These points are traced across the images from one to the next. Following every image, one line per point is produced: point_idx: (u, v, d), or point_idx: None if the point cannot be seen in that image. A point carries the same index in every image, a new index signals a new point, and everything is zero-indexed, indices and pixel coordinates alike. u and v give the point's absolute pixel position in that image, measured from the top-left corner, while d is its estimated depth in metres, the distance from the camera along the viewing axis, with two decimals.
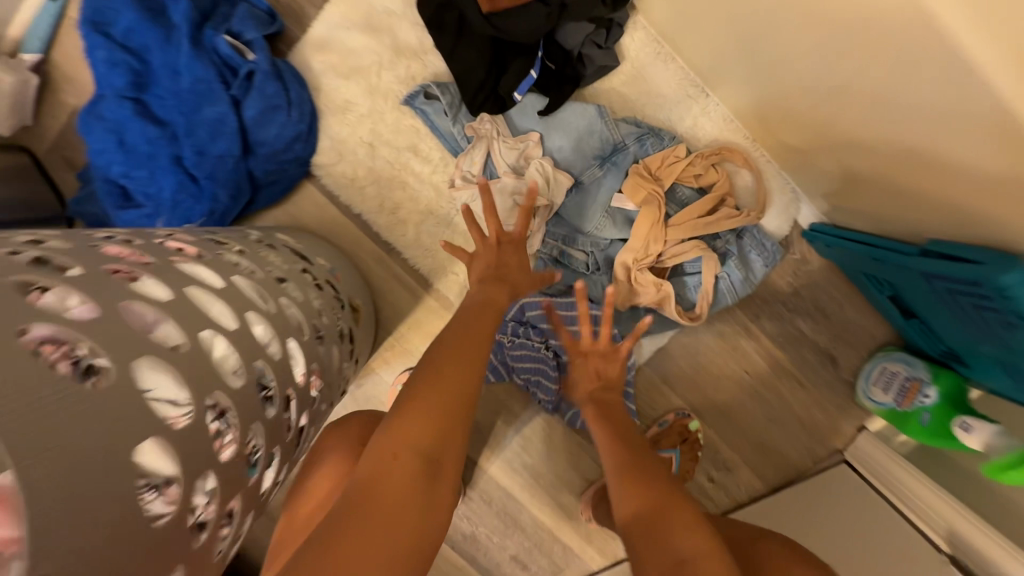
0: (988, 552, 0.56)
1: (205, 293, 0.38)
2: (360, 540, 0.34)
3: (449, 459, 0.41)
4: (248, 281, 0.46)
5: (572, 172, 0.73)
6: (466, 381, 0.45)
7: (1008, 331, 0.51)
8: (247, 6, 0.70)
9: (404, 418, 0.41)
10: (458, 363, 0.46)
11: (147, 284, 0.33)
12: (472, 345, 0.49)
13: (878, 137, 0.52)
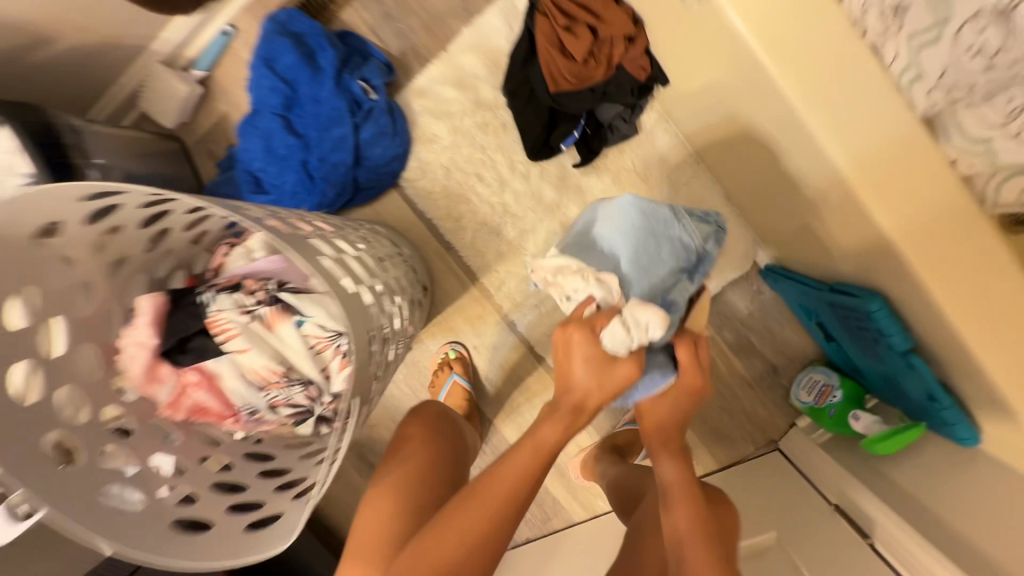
0: (863, 504, 0.78)
1: (346, 260, 0.68)
2: None
3: None
4: (364, 258, 0.75)
5: (663, 288, 0.68)
6: (473, 522, 0.55)
7: (874, 343, 0.76)
8: (373, 61, 0.95)
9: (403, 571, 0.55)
10: (471, 495, 0.57)
11: (320, 249, 0.64)
12: (504, 476, 0.57)
13: (798, 214, 0.78)
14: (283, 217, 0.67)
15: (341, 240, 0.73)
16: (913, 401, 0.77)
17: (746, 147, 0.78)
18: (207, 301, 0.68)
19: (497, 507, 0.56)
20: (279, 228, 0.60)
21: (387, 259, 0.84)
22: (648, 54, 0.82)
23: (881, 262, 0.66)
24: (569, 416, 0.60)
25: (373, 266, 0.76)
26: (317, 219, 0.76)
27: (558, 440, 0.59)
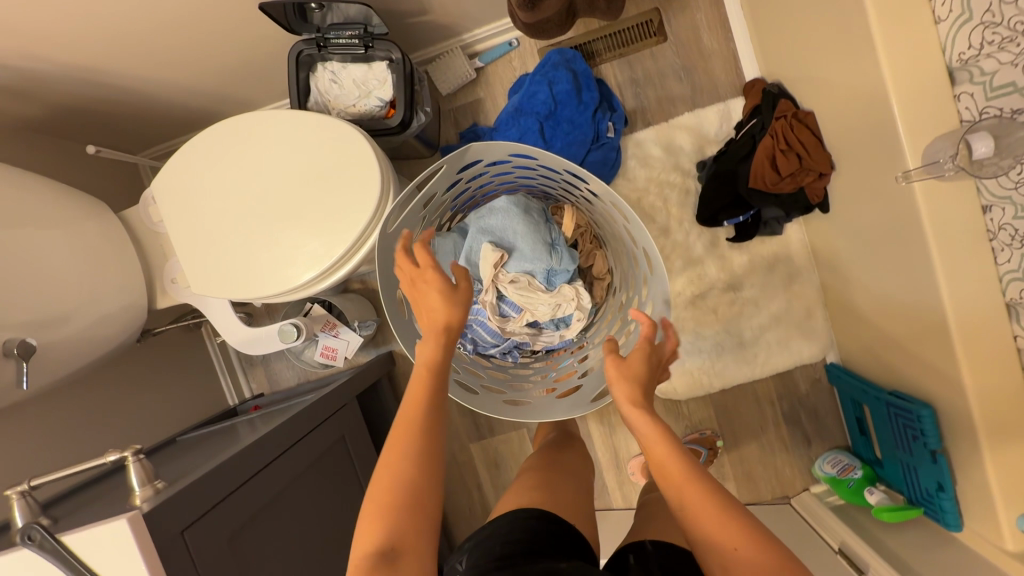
0: (862, 553, 1.08)
1: (639, 246, 0.89)
2: (413, 525, 0.58)
3: (421, 494, 0.59)
4: (634, 247, 0.93)
5: (541, 235, 0.98)
6: (388, 468, 0.60)
7: (912, 439, 1.06)
8: (618, 111, 1.24)
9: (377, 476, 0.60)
10: (400, 428, 0.63)
11: (638, 232, 0.87)
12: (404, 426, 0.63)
13: (887, 335, 1.09)
14: (607, 196, 0.88)
15: (629, 227, 0.90)
16: (925, 489, 1.07)
17: (869, 275, 1.08)
18: (512, 255, 0.98)
19: (402, 450, 0.61)
20: (622, 210, 0.87)
21: (620, 255, 1.03)
22: (825, 184, 1.12)
23: (946, 386, 0.97)
24: (437, 334, 0.68)
25: (634, 252, 0.95)
26: (602, 200, 0.92)
27: (437, 353, 0.68)
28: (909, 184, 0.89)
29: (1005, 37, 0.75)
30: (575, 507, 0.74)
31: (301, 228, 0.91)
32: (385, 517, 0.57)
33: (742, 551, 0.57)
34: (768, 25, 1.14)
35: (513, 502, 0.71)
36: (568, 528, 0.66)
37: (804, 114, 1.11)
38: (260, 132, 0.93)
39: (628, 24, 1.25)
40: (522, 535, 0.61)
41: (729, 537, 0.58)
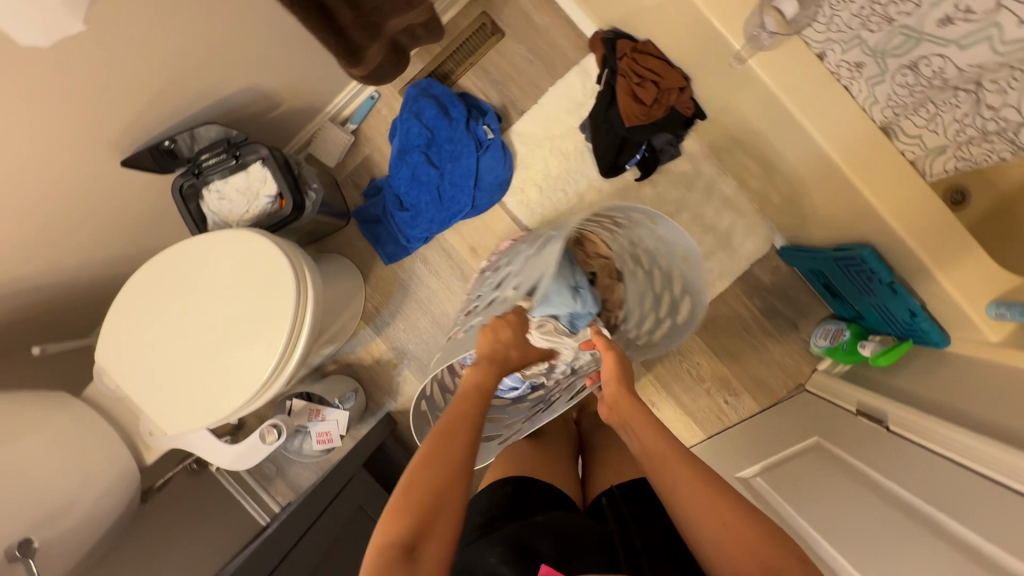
0: (878, 404, 1.10)
1: (682, 275, 1.01)
2: (442, 521, 0.63)
3: (449, 491, 0.65)
4: (664, 275, 1.06)
5: (571, 282, 1.04)
6: (423, 468, 0.67)
7: (871, 282, 1.09)
8: (489, 112, 1.31)
9: (413, 472, 0.67)
10: (438, 433, 0.72)
11: (687, 265, 0.99)
12: (440, 436, 0.71)
13: (806, 200, 1.13)
14: (673, 238, 0.99)
15: (674, 257, 1.01)
16: (906, 321, 1.08)
17: (766, 156, 1.13)
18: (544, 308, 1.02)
19: (442, 454, 0.68)
20: (683, 246, 0.97)
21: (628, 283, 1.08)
22: (691, 95, 1.18)
23: (870, 223, 1.01)
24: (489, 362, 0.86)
25: (666, 283, 1.06)
26: (647, 235, 1.03)
27: (485, 378, 0.84)
28: (750, 64, 0.94)
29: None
30: (551, 467, 0.91)
31: (252, 340, 0.95)
32: (415, 509, 0.62)
33: (728, 520, 0.65)
34: None
35: (496, 474, 0.90)
36: (540, 488, 0.84)
37: (643, 43, 1.18)
38: (169, 273, 0.98)
39: (466, 36, 1.33)
40: (502, 503, 0.80)
41: (719, 508, 0.66)
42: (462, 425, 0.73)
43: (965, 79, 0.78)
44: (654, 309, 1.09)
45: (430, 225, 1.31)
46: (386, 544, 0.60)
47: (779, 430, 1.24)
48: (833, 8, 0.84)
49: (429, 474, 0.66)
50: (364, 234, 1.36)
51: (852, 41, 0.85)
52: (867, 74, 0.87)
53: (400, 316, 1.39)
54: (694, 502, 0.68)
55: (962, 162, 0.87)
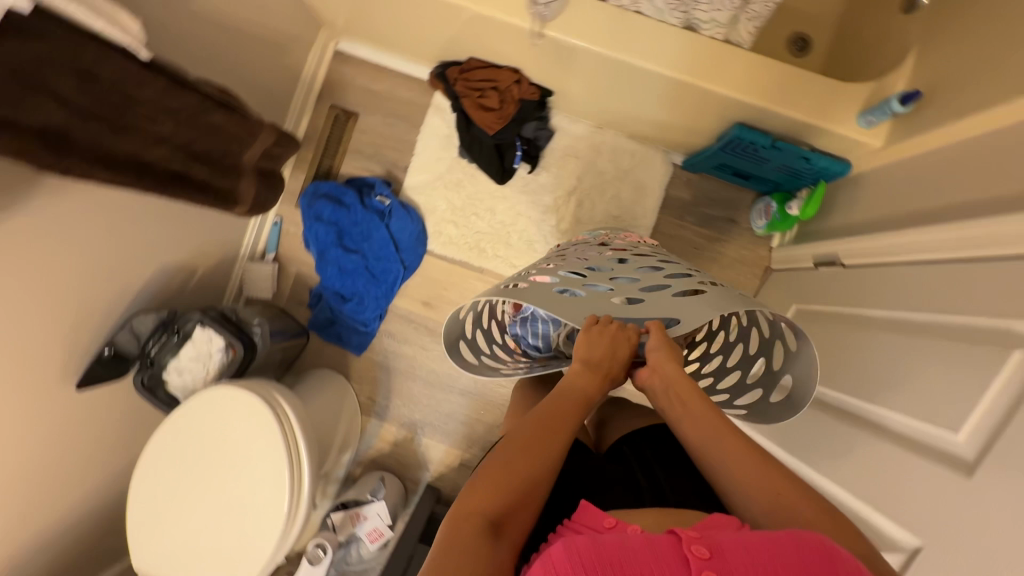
0: (826, 249, 1.13)
1: (768, 378, 0.81)
2: (529, 503, 0.59)
3: (541, 480, 0.60)
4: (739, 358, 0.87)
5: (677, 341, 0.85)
6: (518, 458, 0.60)
7: (758, 151, 1.15)
8: (376, 183, 1.40)
9: (505, 455, 0.61)
10: (541, 427, 0.64)
11: (788, 387, 0.77)
12: (539, 431, 0.63)
13: (670, 115, 1.20)
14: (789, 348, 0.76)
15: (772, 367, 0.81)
16: (806, 169, 1.15)
17: (616, 98, 1.21)
18: None
19: (542, 450, 0.62)
20: (797, 363, 0.75)
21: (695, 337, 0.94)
22: (530, 82, 1.27)
23: (724, 106, 1.08)
24: (603, 370, 0.69)
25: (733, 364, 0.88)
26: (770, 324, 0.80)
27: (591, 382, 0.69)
28: (547, 35, 1.04)
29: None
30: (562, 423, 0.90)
31: (266, 475, 1.00)
32: (503, 491, 0.57)
33: (782, 493, 0.59)
34: (392, 42, 1.33)
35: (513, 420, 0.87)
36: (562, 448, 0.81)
37: (465, 61, 1.27)
38: (170, 444, 1.03)
39: (327, 132, 1.44)
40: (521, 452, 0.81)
41: (774, 480, 0.60)
42: (560, 420, 0.65)
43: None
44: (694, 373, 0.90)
45: (378, 301, 1.40)
46: (474, 520, 0.55)
47: None
48: None
49: (523, 463, 0.60)
50: (327, 339, 1.43)
51: None
52: None
53: (394, 394, 1.44)
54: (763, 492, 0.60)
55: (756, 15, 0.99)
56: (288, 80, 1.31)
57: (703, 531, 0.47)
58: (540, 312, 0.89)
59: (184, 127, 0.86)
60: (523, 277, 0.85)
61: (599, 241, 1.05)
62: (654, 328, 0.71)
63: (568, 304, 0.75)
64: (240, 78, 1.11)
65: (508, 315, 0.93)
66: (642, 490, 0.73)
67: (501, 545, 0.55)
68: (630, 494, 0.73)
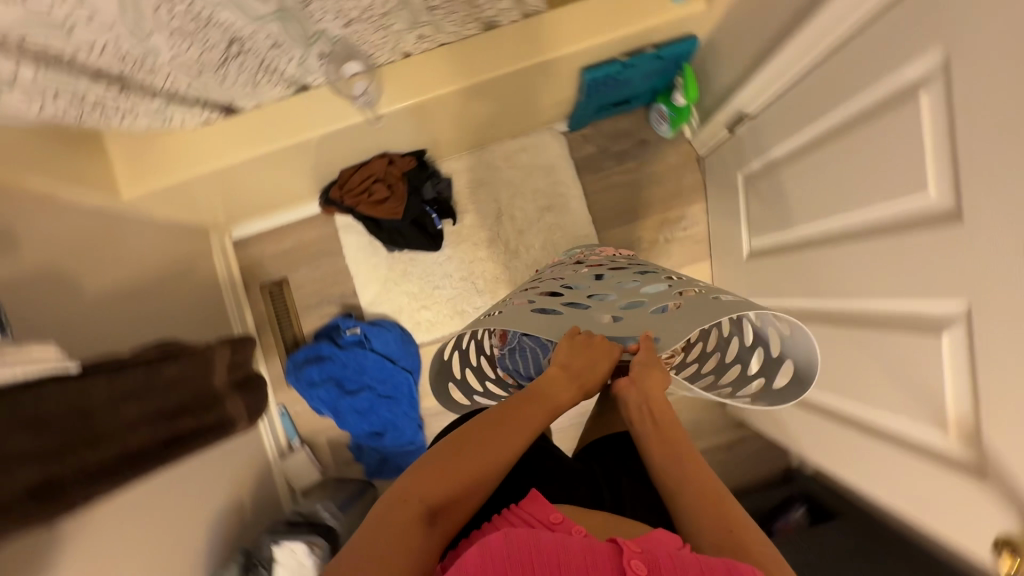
0: (730, 114, 1.14)
1: (770, 368, 0.78)
2: (472, 491, 0.60)
3: (490, 472, 0.62)
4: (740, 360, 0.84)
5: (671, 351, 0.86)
6: (471, 452, 0.62)
7: (616, 78, 1.17)
8: (339, 321, 1.42)
9: (461, 444, 0.63)
10: (500, 424, 0.65)
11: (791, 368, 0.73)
12: (500, 427, 0.65)
13: (529, 100, 1.23)
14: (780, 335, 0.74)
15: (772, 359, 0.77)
16: (663, 63, 1.17)
17: (476, 119, 1.24)
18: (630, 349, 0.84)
19: (497, 450, 0.63)
20: (792, 345, 0.72)
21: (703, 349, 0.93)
22: (399, 154, 1.30)
23: (563, 69, 1.10)
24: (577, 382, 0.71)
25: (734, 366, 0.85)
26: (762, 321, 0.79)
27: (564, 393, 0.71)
28: (384, 112, 1.06)
29: (242, 83, 0.96)
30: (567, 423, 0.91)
31: None
32: (449, 476, 0.59)
33: (737, 530, 0.58)
34: (271, 203, 1.36)
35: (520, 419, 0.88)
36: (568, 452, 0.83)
37: (338, 176, 1.30)
38: None
39: (271, 310, 1.46)
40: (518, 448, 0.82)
41: (728, 515, 0.60)
42: (522, 419, 0.66)
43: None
44: (695, 372, 0.89)
45: (409, 416, 1.41)
46: (410, 506, 0.56)
47: (724, 200, 1.29)
48: (367, 41, 0.97)
49: (473, 456, 0.61)
50: (391, 476, 1.44)
51: (398, 39, 1.00)
52: (433, 32, 1.00)
53: None
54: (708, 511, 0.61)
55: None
56: (211, 294, 1.34)
57: (645, 548, 0.47)
58: (528, 342, 0.90)
59: (146, 401, 0.87)
60: (503, 302, 0.86)
61: (574, 261, 1.07)
62: (648, 342, 0.74)
63: (547, 324, 0.77)
64: (168, 324, 1.14)
65: (498, 343, 0.93)
66: (604, 494, 0.80)
67: (434, 525, 0.57)
68: (592, 494, 0.79)
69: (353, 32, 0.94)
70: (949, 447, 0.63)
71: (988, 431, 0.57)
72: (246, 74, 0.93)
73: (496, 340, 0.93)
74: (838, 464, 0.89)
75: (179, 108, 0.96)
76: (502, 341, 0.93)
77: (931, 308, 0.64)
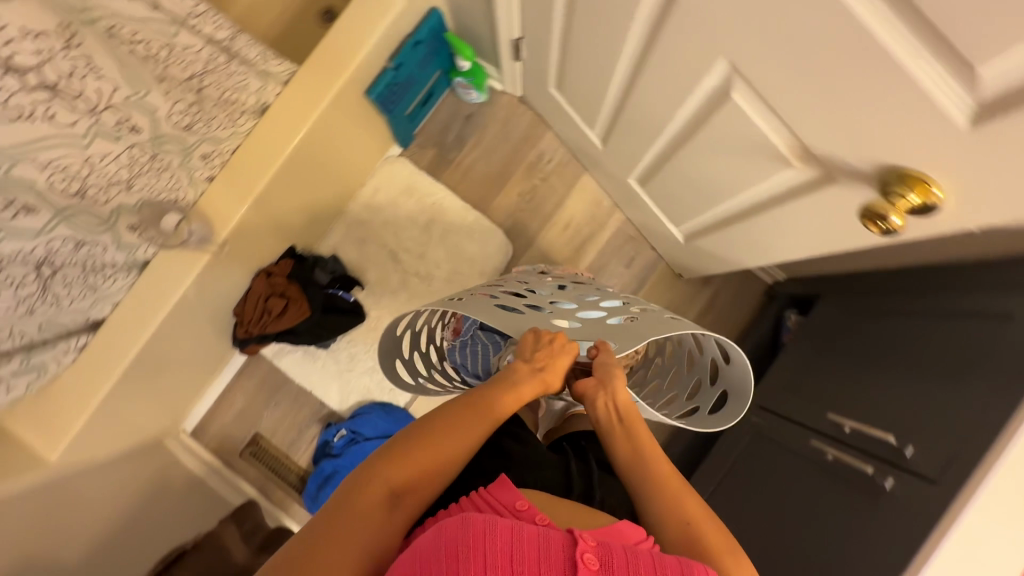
0: (507, 46, 1.19)
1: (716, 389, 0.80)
2: (433, 476, 0.64)
3: (449, 462, 0.66)
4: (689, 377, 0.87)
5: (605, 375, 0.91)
6: (435, 441, 0.66)
7: (399, 82, 1.21)
8: (324, 436, 1.40)
9: (425, 431, 0.66)
10: (463, 416, 0.69)
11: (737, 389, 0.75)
12: (463, 419, 0.69)
13: (347, 148, 1.25)
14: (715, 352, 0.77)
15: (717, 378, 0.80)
16: (427, 44, 1.22)
17: (314, 191, 1.25)
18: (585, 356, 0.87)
19: (457, 444, 0.67)
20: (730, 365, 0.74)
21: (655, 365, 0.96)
22: (273, 263, 1.30)
23: (349, 103, 1.13)
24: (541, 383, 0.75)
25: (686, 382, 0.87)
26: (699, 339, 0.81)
27: (529, 388, 0.75)
28: (226, 237, 1.06)
29: (79, 294, 0.96)
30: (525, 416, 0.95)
31: None
32: (412, 462, 0.63)
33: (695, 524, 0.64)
34: (199, 376, 1.36)
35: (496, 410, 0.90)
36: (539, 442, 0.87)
37: (236, 316, 1.29)
38: None
39: (262, 468, 1.44)
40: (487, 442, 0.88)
41: (688, 509, 0.66)
42: (487, 414, 0.70)
43: (180, 81, 0.94)
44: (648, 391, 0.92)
45: None
46: (376, 492, 0.60)
47: (559, 116, 1.33)
48: (161, 187, 0.98)
49: (436, 447, 0.65)
50: None
51: (188, 171, 1.01)
52: (213, 143, 1.02)
53: None
54: (674, 506, 0.66)
55: (252, 39, 1.00)
56: (198, 488, 1.31)
57: (602, 541, 0.52)
58: (481, 337, 0.98)
59: None
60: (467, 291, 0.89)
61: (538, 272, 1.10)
62: (605, 347, 0.79)
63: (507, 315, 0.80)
64: (166, 542, 1.11)
65: (445, 333, 1.00)
66: (574, 484, 0.83)
67: (398, 509, 0.61)
68: (562, 481, 0.83)
69: (140, 188, 0.95)
70: (807, 176, 0.66)
71: (811, 142, 0.60)
72: (74, 284, 0.94)
73: (444, 331, 1.00)
74: (769, 255, 0.91)
75: (42, 352, 0.97)
76: (451, 332, 1.00)
77: (714, 79, 0.67)
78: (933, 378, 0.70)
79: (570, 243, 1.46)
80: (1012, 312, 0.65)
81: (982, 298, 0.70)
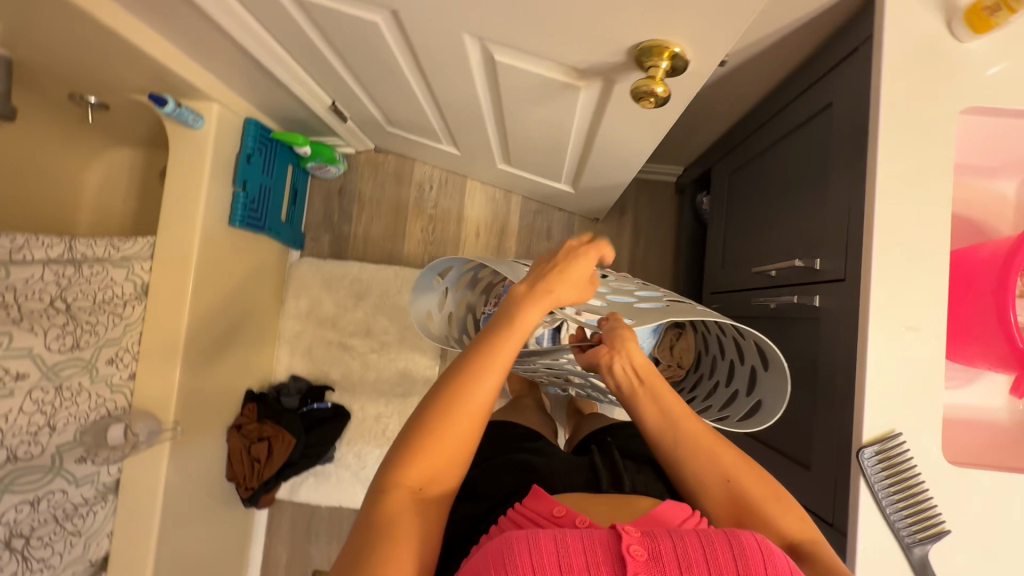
0: (328, 115, 1.23)
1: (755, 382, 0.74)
2: (454, 457, 0.56)
3: (468, 434, 0.57)
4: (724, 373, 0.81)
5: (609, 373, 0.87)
6: (448, 419, 0.56)
7: (255, 198, 1.23)
8: None
9: (432, 409, 0.57)
10: (471, 376, 0.58)
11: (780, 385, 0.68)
12: (472, 380, 0.57)
13: (244, 279, 1.27)
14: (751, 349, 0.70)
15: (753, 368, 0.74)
16: (261, 153, 1.25)
17: (237, 332, 1.26)
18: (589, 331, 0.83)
19: (474, 411, 0.57)
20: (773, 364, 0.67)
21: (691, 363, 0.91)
22: (238, 414, 1.30)
23: (218, 240, 1.15)
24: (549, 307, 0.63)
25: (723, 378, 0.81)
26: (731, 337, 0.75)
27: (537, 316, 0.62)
28: (173, 420, 1.06)
29: (63, 545, 0.97)
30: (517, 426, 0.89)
31: None
32: (427, 451, 0.55)
33: (735, 481, 0.60)
34: (231, 551, 1.35)
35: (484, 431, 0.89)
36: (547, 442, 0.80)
37: (233, 480, 1.28)
38: None
39: None
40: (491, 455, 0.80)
41: (725, 466, 0.61)
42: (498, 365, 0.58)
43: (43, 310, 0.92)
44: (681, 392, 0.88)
45: None
46: (398, 490, 0.54)
47: (412, 147, 1.36)
48: (90, 410, 0.99)
49: (451, 425, 0.56)
50: None
51: (105, 382, 1.01)
52: (119, 345, 1.03)
53: None
54: (717, 469, 0.61)
55: (92, 236, 1.00)
56: None
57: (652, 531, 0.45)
58: None
59: None
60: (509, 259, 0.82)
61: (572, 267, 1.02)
62: (615, 319, 0.75)
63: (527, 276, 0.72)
64: None
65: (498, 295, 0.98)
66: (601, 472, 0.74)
67: (427, 500, 0.55)
68: (588, 476, 0.74)
69: (68, 422, 0.96)
70: (597, 89, 0.69)
71: (571, 60, 0.63)
72: (56, 538, 0.95)
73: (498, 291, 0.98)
74: (635, 163, 0.94)
75: None
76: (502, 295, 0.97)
77: (476, 54, 0.71)
78: (807, 185, 0.74)
79: (491, 246, 1.48)
80: (831, 100, 0.70)
81: (811, 99, 0.75)
